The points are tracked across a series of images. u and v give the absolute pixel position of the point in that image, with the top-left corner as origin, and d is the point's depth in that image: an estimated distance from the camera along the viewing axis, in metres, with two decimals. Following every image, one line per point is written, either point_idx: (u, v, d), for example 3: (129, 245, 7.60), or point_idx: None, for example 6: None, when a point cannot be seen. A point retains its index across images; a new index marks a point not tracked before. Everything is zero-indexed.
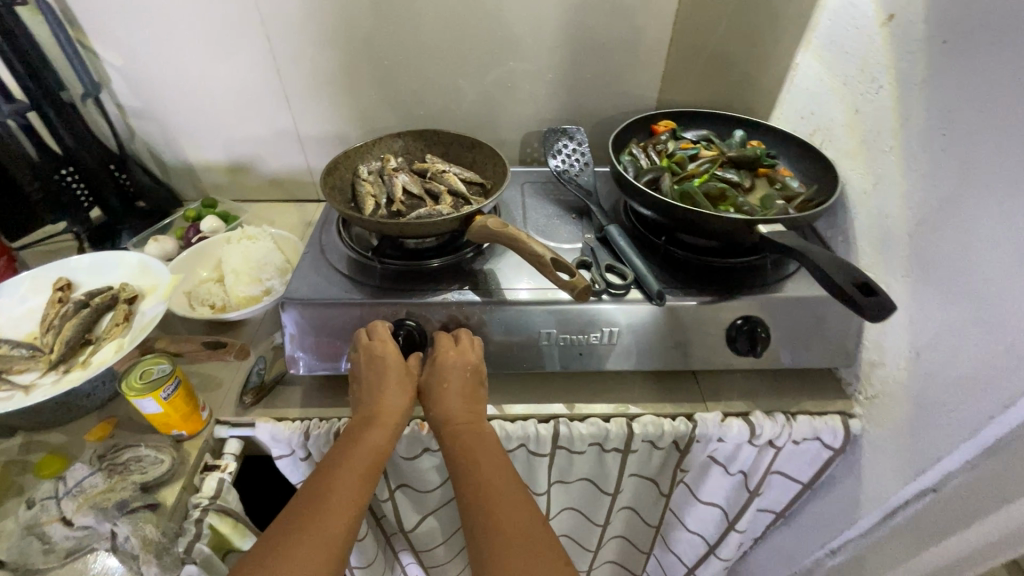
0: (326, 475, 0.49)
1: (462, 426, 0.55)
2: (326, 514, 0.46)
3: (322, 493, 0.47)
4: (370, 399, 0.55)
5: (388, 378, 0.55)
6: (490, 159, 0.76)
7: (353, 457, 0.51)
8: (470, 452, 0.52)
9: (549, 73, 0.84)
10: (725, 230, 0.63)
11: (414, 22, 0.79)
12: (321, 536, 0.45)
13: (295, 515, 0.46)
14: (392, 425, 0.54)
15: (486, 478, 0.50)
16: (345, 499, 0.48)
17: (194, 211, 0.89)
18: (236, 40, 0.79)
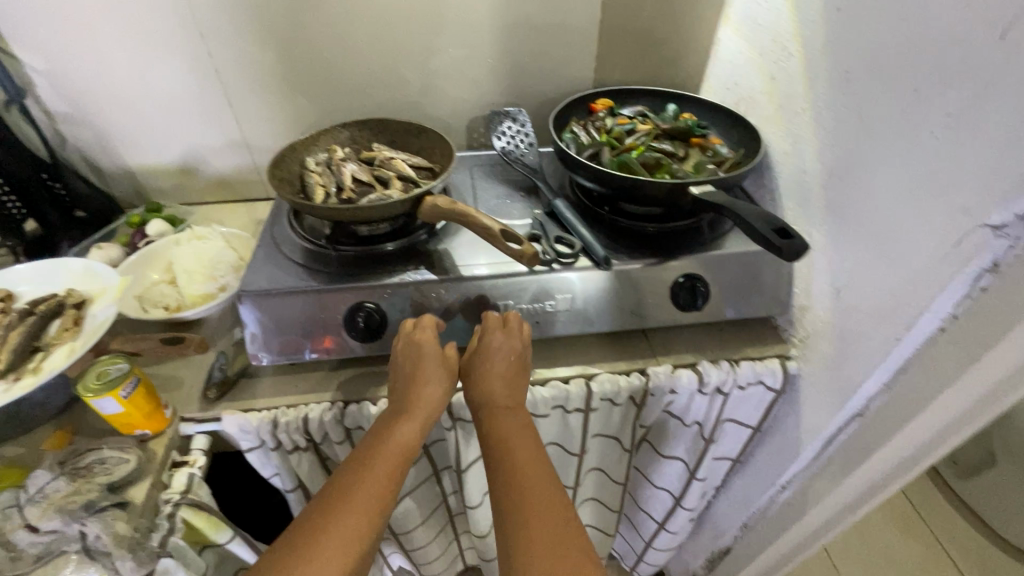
0: (364, 459, 0.51)
1: (501, 410, 0.56)
2: (362, 497, 0.47)
3: (359, 475, 0.49)
4: (410, 385, 0.57)
5: (430, 366, 0.57)
6: (436, 144, 0.78)
7: (391, 442, 0.52)
8: (510, 438, 0.53)
9: (488, 58, 0.86)
10: (660, 196, 0.68)
11: (352, 14, 0.80)
12: (357, 518, 0.46)
13: (332, 495, 0.48)
14: (428, 412, 0.56)
15: (520, 463, 0.51)
16: (380, 484, 0.49)
17: (138, 216, 0.87)
18: (169, 38, 0.78)
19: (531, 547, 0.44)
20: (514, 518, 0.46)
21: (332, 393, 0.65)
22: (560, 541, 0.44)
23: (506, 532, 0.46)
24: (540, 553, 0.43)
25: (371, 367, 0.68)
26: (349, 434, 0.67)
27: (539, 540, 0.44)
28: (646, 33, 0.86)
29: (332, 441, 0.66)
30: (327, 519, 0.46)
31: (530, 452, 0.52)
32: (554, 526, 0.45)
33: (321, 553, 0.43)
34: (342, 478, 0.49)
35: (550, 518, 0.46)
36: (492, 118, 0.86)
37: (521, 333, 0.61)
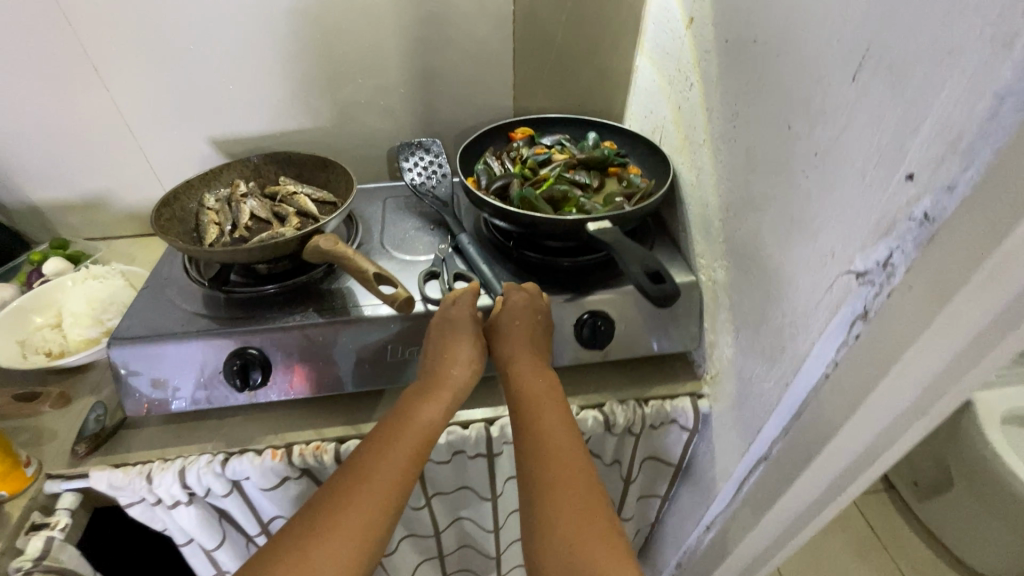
0: (390, 436, 0.51)
1: (527, 379, 0.56)
2: (386, 478, 0.48)
3: (382, 454, 0.49)
4: (437, 359, 0.57)
5: (458, 340, 0.58)
6: (342, 177, 0.75)
7: (415, 420, 0.52)
8: (536, 405, 0.54)
9: (404, 88, 0.85)
10: (561, 231, 0.65)
11: (257, 45, 0.78)
12: (381, 500, 0.47)
13: (354, 477, 0.48)
14: (457, 386, 0.56)
15: (548, 434, 0.51)
16: (403, 462, 0.49)
17: (39, 253, 0.84)
18: (65, 72, 0.76)
19: (555, 523, 0.45)
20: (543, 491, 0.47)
21: (214, 444, 0.61)
22: (584, 513, 0.46)
23: (533, 501, 0.48)
24: (566, 528, 0.45)
25: (261, 414, 0.65)
26: (238, 484, 0.63)
27: (563, 515, 0.46)
28: (562, 61, 0.85)
29: (218, 494, 0.62)
30: (349, 502, 0.46)
31: (557, 420, 0.53)
32: (579, 498, 0.47)
33: (343, 538, 0.44)
34: (366, 458, 0.49)
35: (575, 491, 0.47)
36: (403, 148, 0.84)
37: (541, 305, 0.62)
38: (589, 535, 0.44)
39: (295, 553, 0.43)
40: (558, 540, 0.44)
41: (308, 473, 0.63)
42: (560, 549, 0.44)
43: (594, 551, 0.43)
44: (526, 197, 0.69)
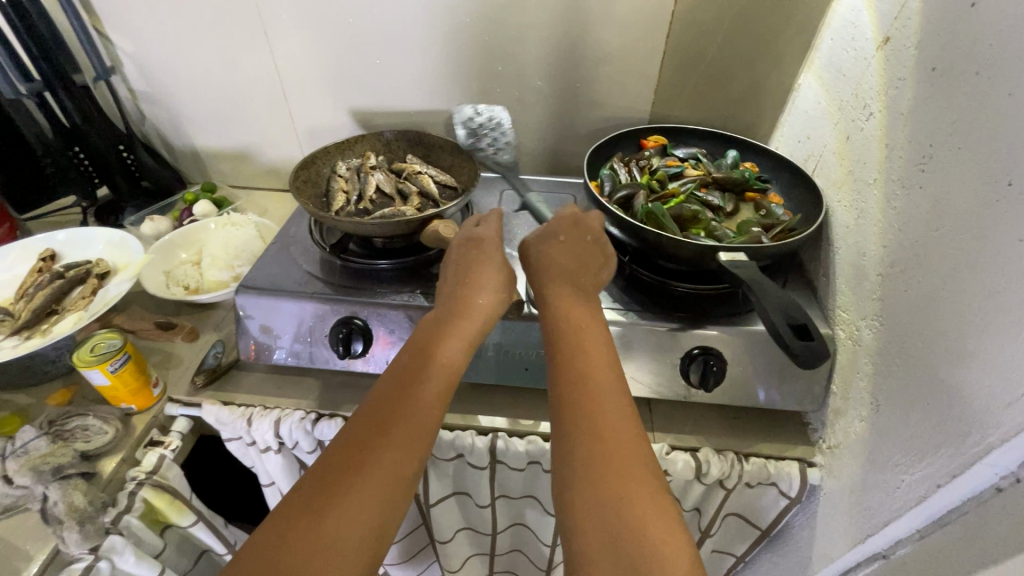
0: (417, 368, 0.46)
1: (563, 316, 0.51)
2: (415, 411, 0.43)
3: (410, 386, 0.45)
4: (462, 292, 0.54)
5: (483, 275, 0.55)
6: (467, 164, 0.75)
7: (442, 352, 0.48)
8: (575, 341, 0.49)
9: (541, 80, 0.83)
10: (687, 254, 0.60)
11: (406, 24, 0.79)
12: (412, 436, 0.42)
13: (378, 411, 0.43)
14: (484, 321, 0.52)
15: (588, 368, 0.46)
16: (433, 397, 0.45)
17: (192, 194, 0.93)
18: (236, 32, 0.82)
19: (597, 460, 0.40)
20: (580, 429, 0.42)
21: (308, 402, 0.65)
22: (628, 450, 0.41)
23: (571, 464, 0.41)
24: (608, 466, 0.40)
25: (353, 382, 0.67)
26: (322, 444, 0.65)
27: (605, 451, 0.40)
28: (714, 70, 0.78)
29: (304, 450, 0.65)
30: (375, 451, 0.40)
31: (597, 354, 0.48)
32: (623, 434, 0.42)
33: (370, 479, 0.39)
34: (391, 389, 0.44)
35: (617, 426, 0.42)
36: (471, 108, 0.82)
37: (581, 241, 0.58)
38: (631, 476, 0.39)
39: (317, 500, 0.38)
40: (598, 477, 0.39)
41: None
42: (605, 521, 0.37)
43: (637, 492, 0.39)
44: (653, 212, 0.65)
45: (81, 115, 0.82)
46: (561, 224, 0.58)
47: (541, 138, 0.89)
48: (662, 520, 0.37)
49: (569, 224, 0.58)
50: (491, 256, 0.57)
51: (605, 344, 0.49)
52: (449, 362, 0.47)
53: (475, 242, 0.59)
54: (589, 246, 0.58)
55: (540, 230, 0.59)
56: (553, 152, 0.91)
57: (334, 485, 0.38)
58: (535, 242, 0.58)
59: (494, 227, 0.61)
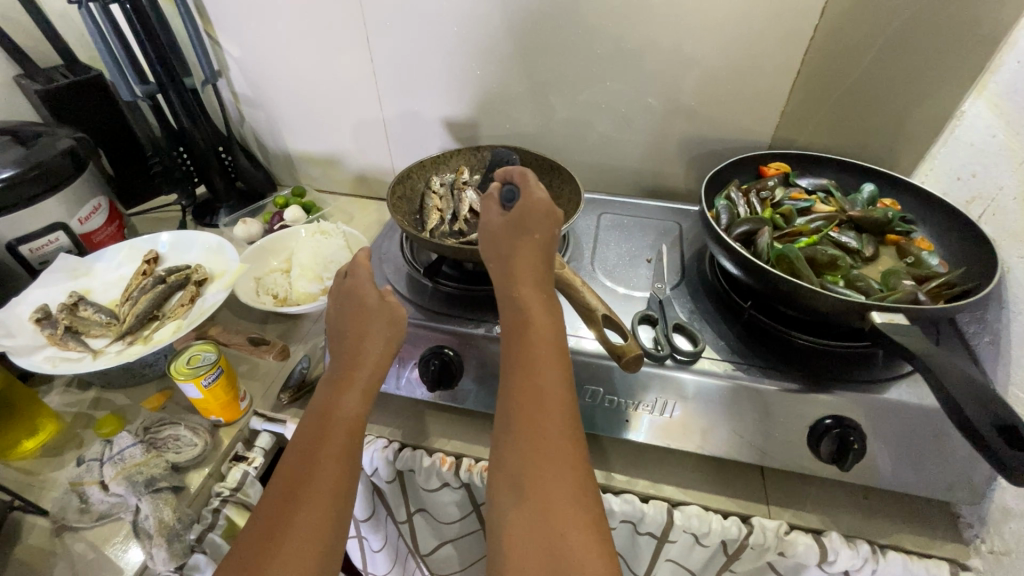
0: (320, 425, 0.44)
1: (511, 322, 0.46)
2: (320, 477, 0.41)
3: (313, 453, 0.43)
4: (348, 342, 0.50)
5: (369, 316, 0.50)
6: (568, 186, 0.71)
7: (338, 410, 0.45)
8: (512, 356, 0.44)
9: (650, 97, 0.76)
10: (826, 309, 0.52)
11: (511, 34, 0.75)
12: (320, 505, 0.40)
13: (284, 483, 0.41)
14: (376, 365, 0.49)
15: (523, 386, 0.42)
16: (335, 457, 0.42)
17: (284, 197, 0.94)
18: (338, 40, 0.81)
19: (524, 490, 0.38)
20: (513, 455, 0.39)
21: (392, 430, 0.63)
22: (558, 478, 0.38)
23: (508, 467, 0.39)
24: (535, 496, 0.37)
25: (438, 412, 0.65)
26: (401, 474, 0.64)
27: (535, 477, 0.38)
28: (856, 93, 0.69)
29: (383, 477, 0.63)
30: (291, 515, 0.39)
31: (536, 365, 0.42)
32: (552, 460, 0.38)
33: (279, 558, 0.37)
34: (295, 459, 0.43)
35: (550, 450, 0.39)
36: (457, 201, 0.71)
37: (541, 221, 0.47)
38: (549, 481, 0.37)
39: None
40: (523, 509, 0.37)
41: (469, 487, 0.61)
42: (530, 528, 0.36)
43: (562, 522, 0.36)
44: (785, 255, 0.57)
45: (188, 117, 0.84)
46: (531, 214, 0.47)
47: (645, 158, 0.83)
48: (592, 552, 0.35)
49: (519, 208, 0.47)
50: (365, 295, 0.51)
51: (556, 339, 0.44)
52: (347, 417, 0.45)
53: (347, 283, 0.53)
54: (551, 239, 0.48)
55: (499, 218, 0.49)
56: (654, 173, 0.84)
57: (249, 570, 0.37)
58: (484, 230, 0.50)
59: (493, 206, 0.50)
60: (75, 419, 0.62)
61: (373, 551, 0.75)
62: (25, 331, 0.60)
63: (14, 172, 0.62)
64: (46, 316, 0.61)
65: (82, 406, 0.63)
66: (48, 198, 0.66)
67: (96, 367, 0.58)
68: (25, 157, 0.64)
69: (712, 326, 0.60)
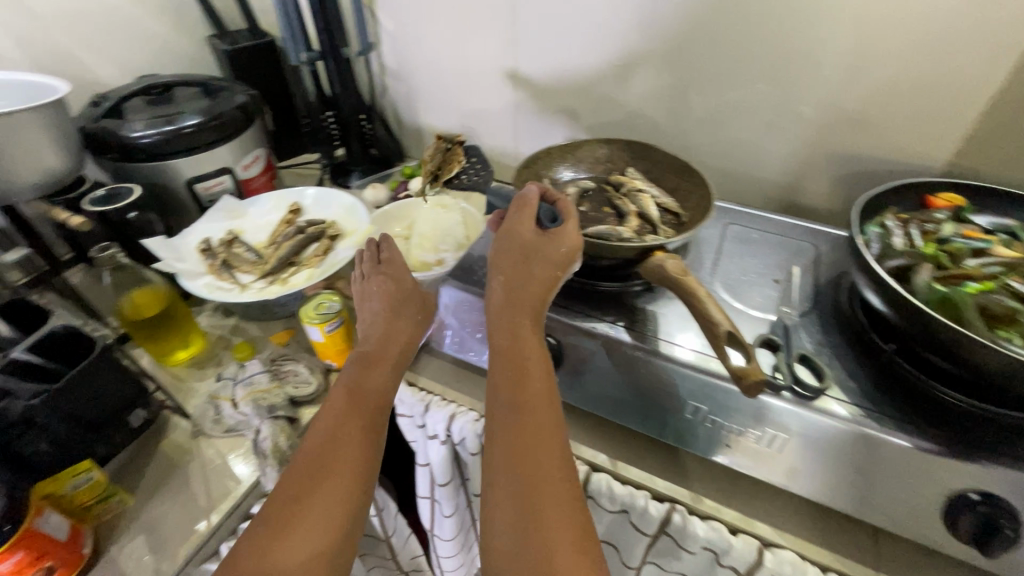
0: (346, 405, 0.49)
1: (513, 339, 0.52)
2: (343, 450, 0.46)
3: (339, 432, 0.47)
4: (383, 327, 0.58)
5: (402, 303, 0.60)
6: (696, 190, 0.67)
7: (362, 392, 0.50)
8: (512, 372, 0.49)
9: (804, 106, 0.70)
10: (993, 368, 0.45)
11: (660, 27, 0.72)
12: (345, 481, 0.44)
13: (308, 460, 0.45)
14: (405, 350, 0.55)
15: (522, 403, 0.46)
16: (356, 432, 0.47)
17: (410, 169, 0.99)
18: (484, 22, 0.83)
19: (521, 498, 0.41)
20: (507, 451, 0.44)
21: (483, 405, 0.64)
22: (554, 481, 0.42)
23: (500, 468, 0.43)
24: (532, 496, 0.41)
25: None
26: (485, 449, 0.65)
27: (531, 477, 0.42)
28: None
29: (468, 448, 0.65)
30: (314, 486, 0.43)
31: (536, 380, 0.48)
32: (549, 473, 0.42)
33: (302, 526, 0.41)
34: (323, 432, 0.47)
35: (544, 462, 0.43)
36: None
37: (561, 256, 0.55)
38: (544, 482, 0.42)
39: (266, 540, 0.40)
40: (518, 513, 0.41)
41: None
42: (523, 527, 0.40)
43: (556, 527, 0.39)
44: (949, 298, 0.50)
45: (341, 85, 0.91)
46: (554, 250, 0.55)
47: (785, 171, 0.77)
48: (579, 552, 0.38)
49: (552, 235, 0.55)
50: (404, 281, 0.63)
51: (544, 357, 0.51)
52: (373, 400, 0.51)
53: (383, 267, 0.64)
54: (567, 262, 0.55)
55: (529, 232, 0.56)
56: (794, 188, 0.78)
57: (274, 535, 0.40)
58: (510, 239, 0.57)
59: (527, 225, 0.57)
60: (217, 341, 0.71)
61: (445, 517, 0.78)
62: (191, 258, 0.69)
63: (200, 120, 0.71)
64: (209, 248, 0.71)
65: (223, 330, 0.72)
66: (222, 145, 0.75)
67: (243, 299, 0.65)
68: (209, 108, 0.73)
69: (842, 364, 0.54)
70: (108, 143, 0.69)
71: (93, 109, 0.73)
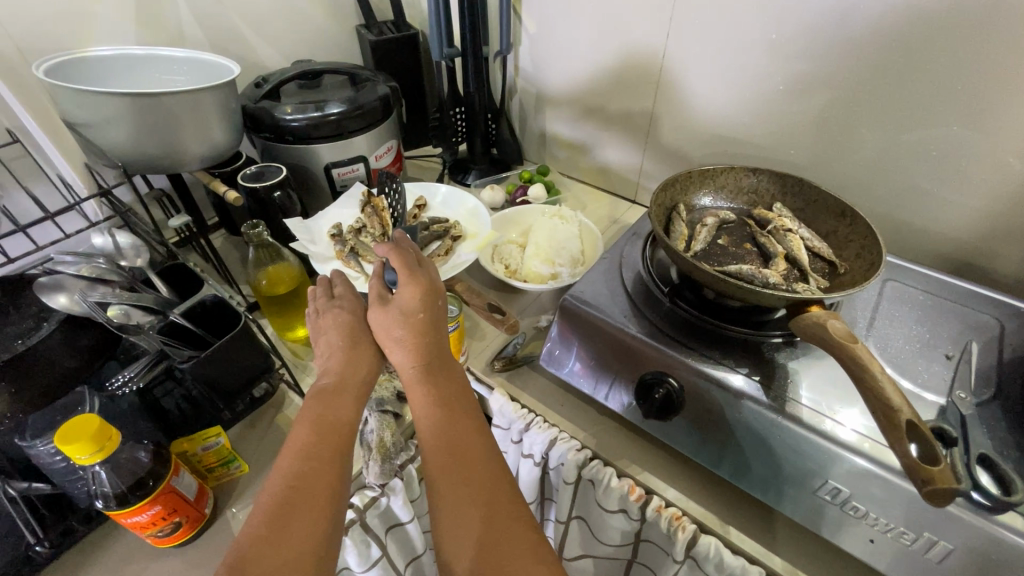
0: (311, 436, 0.43)
1: (447, 383, 0.48)
2: (310, 488, 0.39)
3: (299, 471, 0.40)
4: (340, 354, 0.50)
5: (358, 332, 0.52)
6: (859, 239, 0.59)
7: (330, 419, 0.44)
8: (451, 414, 0.45)
9: (1010, 156, 0.60)
10: None
11: (838, 51, 0.64)
12: (311, 521, 0.37)
13: (264, 508, 0.37)
14: (363, 379, 0.49)
15: (469, 447, 0.43)
16: (323, 467, 0.41)
17: (529, 173, 0.98)
18: (632, 31, 0.79)
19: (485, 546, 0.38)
20: (456, 500, 0.40)
21: (585, 436, 0.61)
22: (517, 530, 0.39)
23: (453, 519, 0.40)
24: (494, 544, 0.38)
25: (634, 434, 0.61)
26: (580, 480, 0.62)
27: (491, 524, 0.39)
28: None
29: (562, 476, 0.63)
30: (273, 535, 0.36)
31: (476, 423, 0.45)
32: (514, 519, 0.40)
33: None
34: (282, 475, 0.39)
35: (504, 508, 0.40)
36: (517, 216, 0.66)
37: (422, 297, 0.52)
38: (505, 533, 0.39)
39: None
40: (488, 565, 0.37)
41: (648, 525, 0.58)
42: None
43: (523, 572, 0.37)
44: None
45: (475, 83, 0.91)
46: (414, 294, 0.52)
47: (967, 226, 0.66)
48: None
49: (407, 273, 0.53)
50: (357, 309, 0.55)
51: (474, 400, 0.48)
52: (339, 427, 0.44)
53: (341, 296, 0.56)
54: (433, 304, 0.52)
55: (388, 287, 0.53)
56: (974, 247, 0.67)
57: None
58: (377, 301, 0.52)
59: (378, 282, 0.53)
60: None
61: None
62: (323, 241, 0.73)
63: (344, 108, 0.74)
64: (340, 234, 0.73)
65: None
66: (360, 134, 0.77)
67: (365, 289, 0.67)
68: (354, 97, 0.75)
69: None
70: (263, 123, 0.73)
71: (255, 90, 0.78)
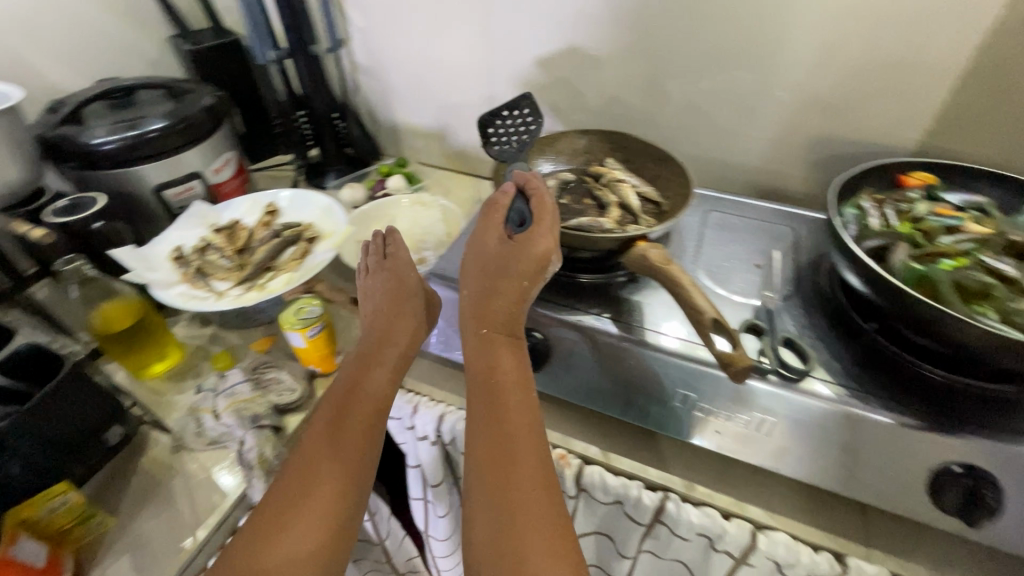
0: (335, 415, 0.48)
1: (490, 348, 0.51)
2: (340, 460, 0.45)
3: (331, 439, 0.47)
4: (381, 324, 0.56)
5: (405, 304, 0.57)
6: (676, 179, 0.67)
7: (360, 393, 0.50)
8: (485, 384, 0.48)
9: (778, 90, 0.71)
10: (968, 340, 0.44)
11: (631, 16, 0.72)
12: (329, 493, 0.44)
13: (291, 476, 0.45)
14: (400, 352, 0.54)
15: (500, 414, 0.46)
16: (353, 442, 0.47)
17: (387, 167, 0.97)
18: (455, 16, 0.82)
19: (495, 505, 0.41)
20: (479, 465, 0.44)
21: None
22: (529, 490, 0.42)
23: (473, 478, 0.44)
24: (507, 504, 0.41)
25: None
26: None
27: (507, 484, 0.42)
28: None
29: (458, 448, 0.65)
30: (303, 496, 0.43)
31: (511, 390, 0.47)
32: (530, 483, 0.42)
33: (297, 528, 0.42)
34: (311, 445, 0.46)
35: (522, 468, 0.43)
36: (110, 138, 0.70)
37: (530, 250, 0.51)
38: (518, 491, 0.42)
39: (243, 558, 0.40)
40: (497, 519, 0.41)
41: None
42: (496, 530, 0.40)
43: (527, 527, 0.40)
44: (926, 276, 0.50)
45: (312, 83, 0.89)
46: (524, 247, 0.52)
47: (762, 156, 0.77)
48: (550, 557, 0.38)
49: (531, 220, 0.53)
50: (405, 278, 0.59)
51: (521, 366, 0.50)
52: (368, 401, 0.50)
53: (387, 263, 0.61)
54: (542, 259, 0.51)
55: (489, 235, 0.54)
56: (771, 173, 0.78)
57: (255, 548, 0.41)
58: (475, 243, 0.56)
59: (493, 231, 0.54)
60: (194, 351, 0.69)
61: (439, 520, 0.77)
62: (164, 267, 0.69)
63: (165, 124, 0.69)
64: (181, 256, 0.71)
65: (202, 340, 0.70)
66: (190, 149, 0.73)
67: (216, 306, 0.65)
68: (175, 111, 0.70)
69: (827, 346, 0.54)
70: (67, 151, 0.66)
71: (51, 116, 0.70)
